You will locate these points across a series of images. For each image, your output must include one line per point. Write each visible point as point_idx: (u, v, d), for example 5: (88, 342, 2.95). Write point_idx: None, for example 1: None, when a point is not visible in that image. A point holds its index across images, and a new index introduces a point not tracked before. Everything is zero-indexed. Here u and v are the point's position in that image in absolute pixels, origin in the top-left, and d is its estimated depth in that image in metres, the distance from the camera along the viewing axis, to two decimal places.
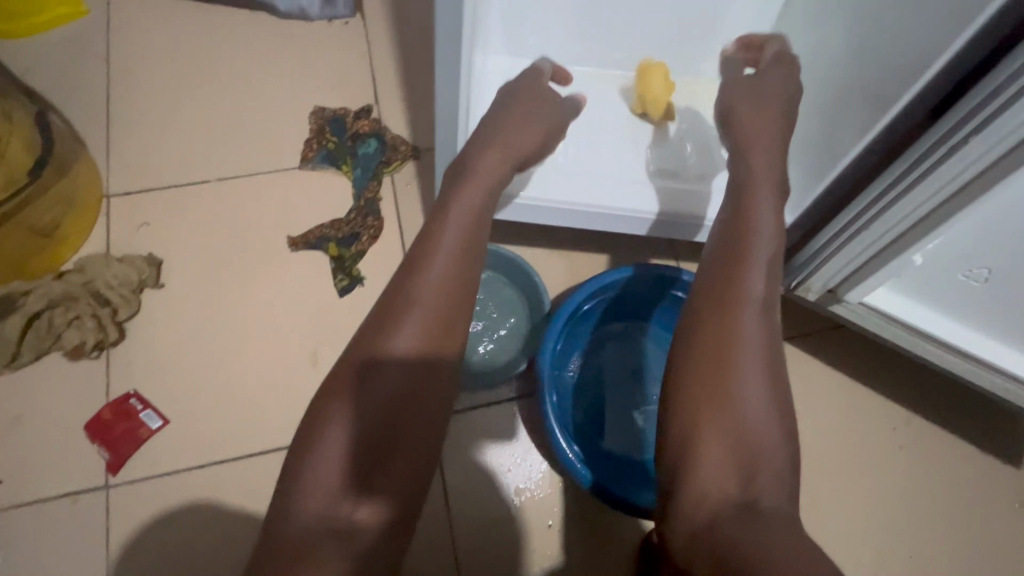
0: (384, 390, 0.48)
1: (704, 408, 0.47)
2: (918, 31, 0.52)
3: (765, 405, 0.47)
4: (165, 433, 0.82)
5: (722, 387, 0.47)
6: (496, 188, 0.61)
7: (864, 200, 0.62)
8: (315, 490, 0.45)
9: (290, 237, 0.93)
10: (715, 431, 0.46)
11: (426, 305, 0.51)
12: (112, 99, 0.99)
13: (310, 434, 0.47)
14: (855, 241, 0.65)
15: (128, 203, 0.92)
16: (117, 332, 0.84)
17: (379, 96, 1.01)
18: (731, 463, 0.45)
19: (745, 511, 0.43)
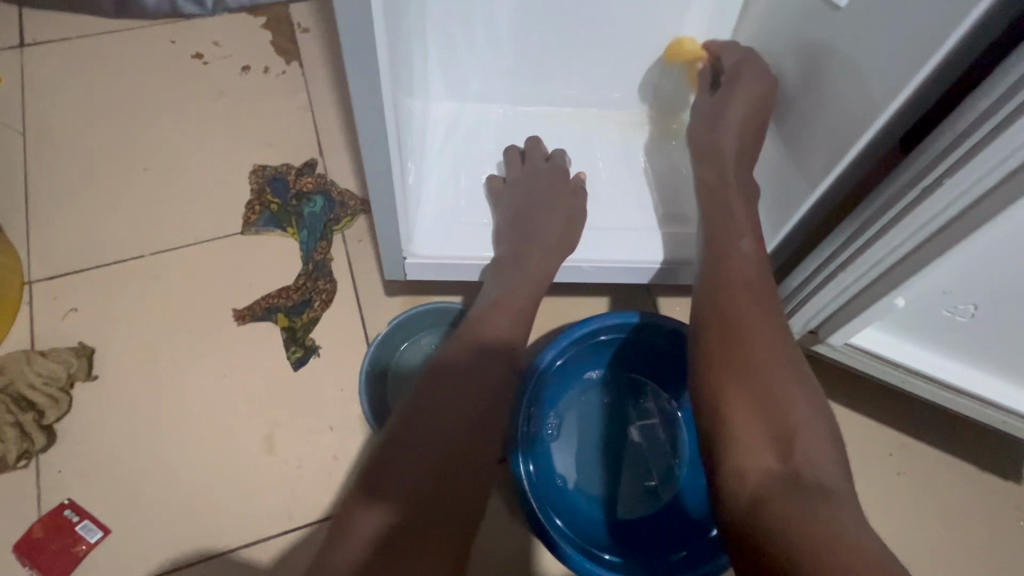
0: (432, 452, 0.51)
1: (733, 387, 0.47)
2: (883, 60, 0.50)
3: (791, 380, 0.47)
4: (106, 545, 0.74)
5: (746, 360, 0.48)
6: (525, 272, 0.66)
7: (840, 239, 0.59)
8: (363, 513, 0.48)
9: (235, 310, 0.86)
10: (745, 404, 0.46)
11: (469, 357, 0.58)
12: (34, 176, 0.92)
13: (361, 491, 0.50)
14: (833, 282, 0.61)
15: (55, 289, 0.85)
16: (45, 437, 0.77)
17: (323, 149, 0.96)
18: (766, 435, 0.44)
19: (790, 481, 0.41)
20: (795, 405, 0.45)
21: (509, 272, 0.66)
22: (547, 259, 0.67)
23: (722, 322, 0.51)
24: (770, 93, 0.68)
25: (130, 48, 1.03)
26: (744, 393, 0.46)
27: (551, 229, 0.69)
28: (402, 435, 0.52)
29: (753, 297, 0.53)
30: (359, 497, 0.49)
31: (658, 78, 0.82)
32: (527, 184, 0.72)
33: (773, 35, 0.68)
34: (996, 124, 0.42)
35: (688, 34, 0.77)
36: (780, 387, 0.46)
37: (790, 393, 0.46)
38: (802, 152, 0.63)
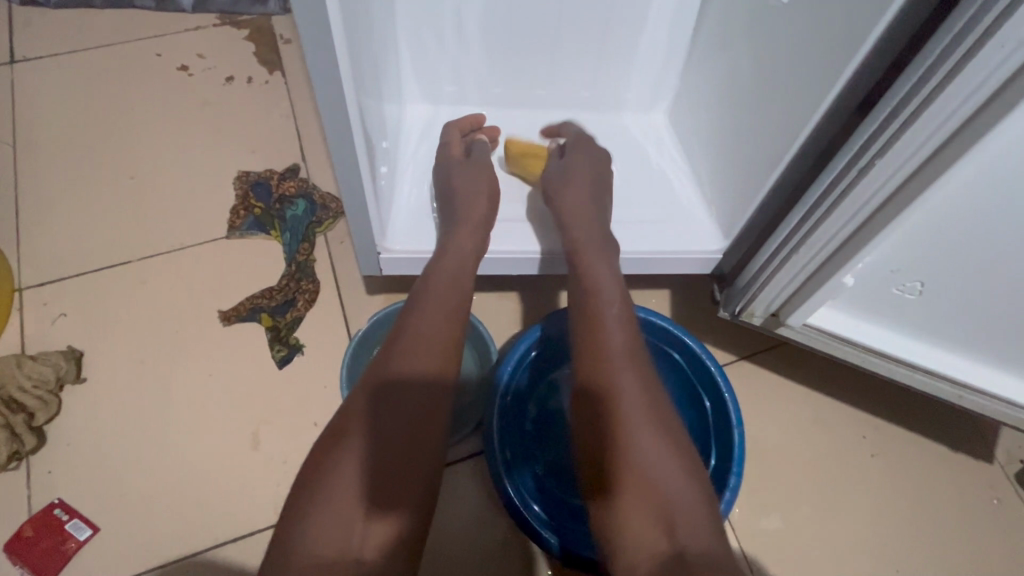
0: (399, 410, 0.52)
1: (618, 463, 0.48)
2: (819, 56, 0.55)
3: (668, 452, 0.48)
4: (96, 541, 0.75)
5: (619, 439, 0.49)
6: (456, 233, 0.67)
7: (793, 221, 0.61)
8: (342, 522, 0.46)
9: (221, 312, 0.88)
10: (628, 493, 0.47)
11: (425, 317, 0.58)
12: (23, 186, 0.94)
13: (330, 447, 0.50)
14: (786, 265, 0.64)
15: (46, 295, 0.87)
16: (35, 438, 0.78)
17: (306, 154, 0.99)
18: (651, 516, 0.45)
19: (673, 560, 0.43)
20: (672, 474, 0.47)
21: (438, 257, 0.65)
22: (474, 235, 0.67)
23: (599, 389, 0.52)
24: (731, 87, 0.71)
25: (118, 61, 1.06)
26: (626, 472, 0.47)
27: (477, 201, 0.69)
28: (372, 439, 0.50)
29: (626, 365, 0.53)
30: (332, 505, 0.47)
31: (625, 78, 0.85)
32: (460, 168, 0.73)
33: (730, 32, 0.71)
34: (919, 105, 0.45)
35: (650, 35, 0.81)
36: (654, 461, 0.47)
37: (661, 464, 0.47)
38: (760, 141, 0.66)
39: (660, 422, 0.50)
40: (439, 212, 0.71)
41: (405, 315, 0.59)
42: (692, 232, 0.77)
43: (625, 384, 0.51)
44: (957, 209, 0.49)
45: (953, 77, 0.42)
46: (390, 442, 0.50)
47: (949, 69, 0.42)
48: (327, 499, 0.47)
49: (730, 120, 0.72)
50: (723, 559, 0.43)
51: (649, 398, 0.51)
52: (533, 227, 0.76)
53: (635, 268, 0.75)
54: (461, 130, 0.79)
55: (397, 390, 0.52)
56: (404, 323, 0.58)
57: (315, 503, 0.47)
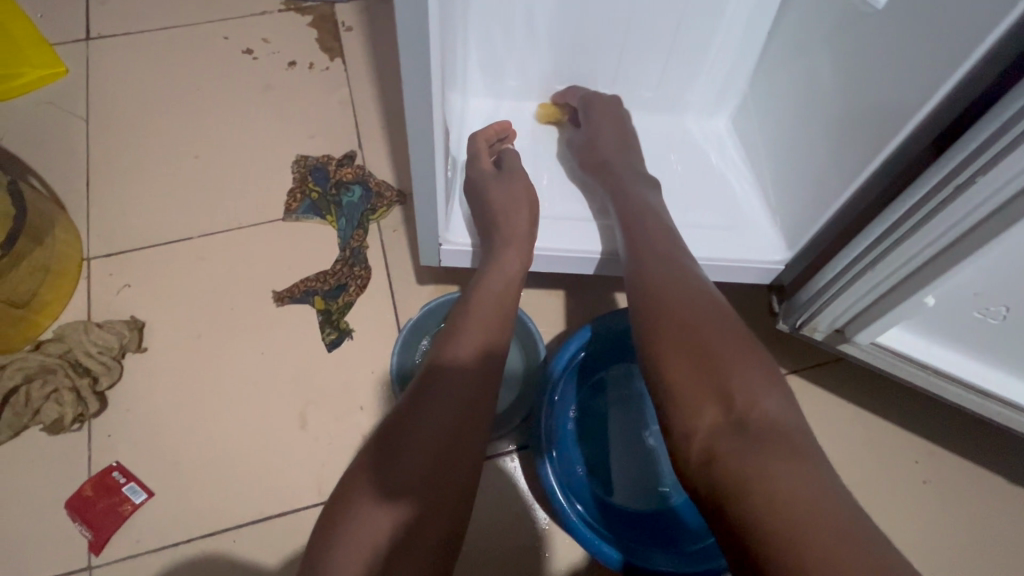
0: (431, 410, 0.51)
1: (671, 347, 0.49)
2: (912, 70, 0.53)
3: (718, 333, 0.49)
4: (150, 506, 0.78)
5: (672, 323, 0.50)
6: (500, 251, 0.65)
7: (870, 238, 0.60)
8: (378, 525, 0.46)
9: (275, 292, 0.90)
10: (681, 367, 0.47)
11: (466, 327, 0.58)
12: (94, 159, 0.98)
13: (368, 447, 0.51)
14: (857, 283, 0.63)
15: (112, 266, 0.90)
16: (98, 402, 0.81)
17: (362, 141, 1.00)
18: (704, 391, 0.46)
19: (736, 430, 0.43)
20: (725, 350, 0.47)
21: (485, 272, 0.64)
22: (520, 252, 0.66)
23: (648, 290, 0.54)
24: (805, 97, 0.70)
25: (186, 42, 1.09)
26: (679, 355, 0.48)
27: (517, 212, 0.67)
28: (402, 439, 0.50)
29: (671, 269, 0.55)
30: (371, 509, 0.47)
31: (692, 80, 0.84)
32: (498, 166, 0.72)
33: (807, 39, 0.69)
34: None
35: (722, 37, 0.79)
36: (710, 338, 0.48)
37: (716, 340, 0.48)
38: (835, 154, 0.65)
39: (711, 307, 0.51)
40: (474, 220, 0.70)
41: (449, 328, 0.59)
42: (753, 241, 0.75)
43: (677, 282, 0.54)
44: None
45: None
46: (420, 440, 0.50)
47: None
48: (353, 497, 0.48)
49: (803, 130, 0.71)
50: (788, 427, 0.44)
51: (698, 290, 0.53)
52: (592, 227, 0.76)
53: None
54: (487, 140, 0.76)
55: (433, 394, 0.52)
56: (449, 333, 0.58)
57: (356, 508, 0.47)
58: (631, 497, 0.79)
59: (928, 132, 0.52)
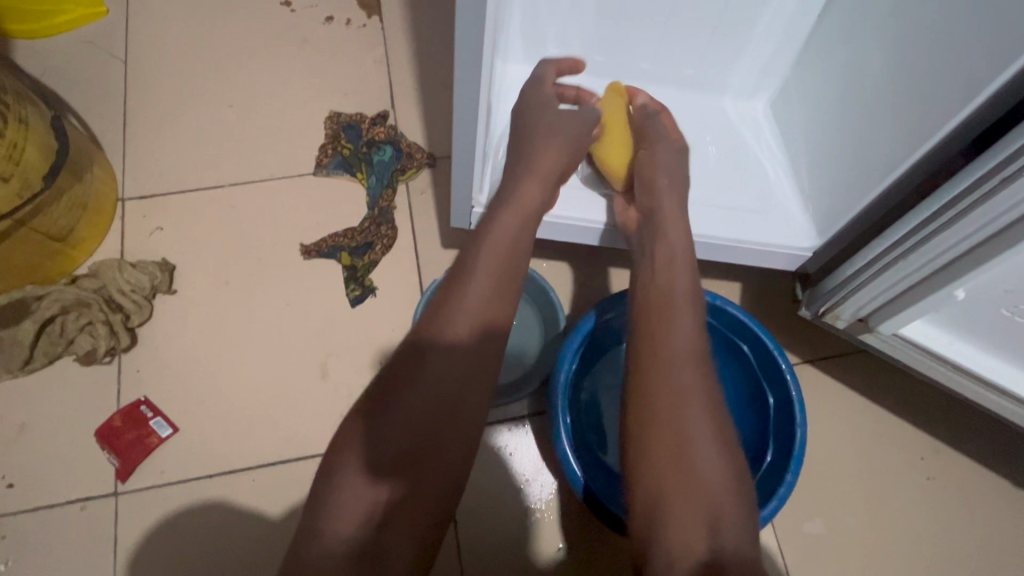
0: (422, 396, 0.50)
1: (670, 461, 0.49)
2: (968, 61, 0.52)
3: (715, 448, 0.49)
4: (175, 441, 0.82)
5: (675, 433, 0.50)
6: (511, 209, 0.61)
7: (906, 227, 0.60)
8: (369, 500, 0.47)
9: (302, 245, 0.91)
10: (673, 487, 0.48)
11: (468, 302, 0.53)
12: (132, 101, 0.99)
13: (361, 416, 0.50)
14: (887, 273, 0.63)
15: (145, 208, 0.92)
16: (129, 337, 0.84)
17: (396, 101, 1.00)
18: (693, 513, 0.46)
19: (714, 562, 0.44)
20: (715, 474, 0.48)
21: (490, 225, 0.59)
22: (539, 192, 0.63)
23: (661, 380, 0.52)
24: (853, 84, 0.69)
25: None
26: (674, 468, 0.48)
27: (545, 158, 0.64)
28: (390, 420, 0.49)
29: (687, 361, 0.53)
30: (361, 485, 0.47)
31: (735, 59, 0.82)
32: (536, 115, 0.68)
33: (860, 25, 0.68)
34: None
35: (770, 18, 0.78)
36: (703, 460, 0.48)
37: (707, 462, 0.48)
38: (879, 142, 0.64)
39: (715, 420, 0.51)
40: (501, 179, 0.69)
41: (449, 291, 0.55)
42: (784, 226, 0.75)
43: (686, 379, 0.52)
44: None
45: None
46: (412, 424, 0.49)
47: None
48: (343, 467, 0.48)
49: (845, 118, 0.70)
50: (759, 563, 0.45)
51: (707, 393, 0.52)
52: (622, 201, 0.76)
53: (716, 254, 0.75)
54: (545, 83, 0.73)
55: (428, 380, 0.50)
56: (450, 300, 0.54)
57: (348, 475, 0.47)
58: None
59: (978, 124, 0.51)
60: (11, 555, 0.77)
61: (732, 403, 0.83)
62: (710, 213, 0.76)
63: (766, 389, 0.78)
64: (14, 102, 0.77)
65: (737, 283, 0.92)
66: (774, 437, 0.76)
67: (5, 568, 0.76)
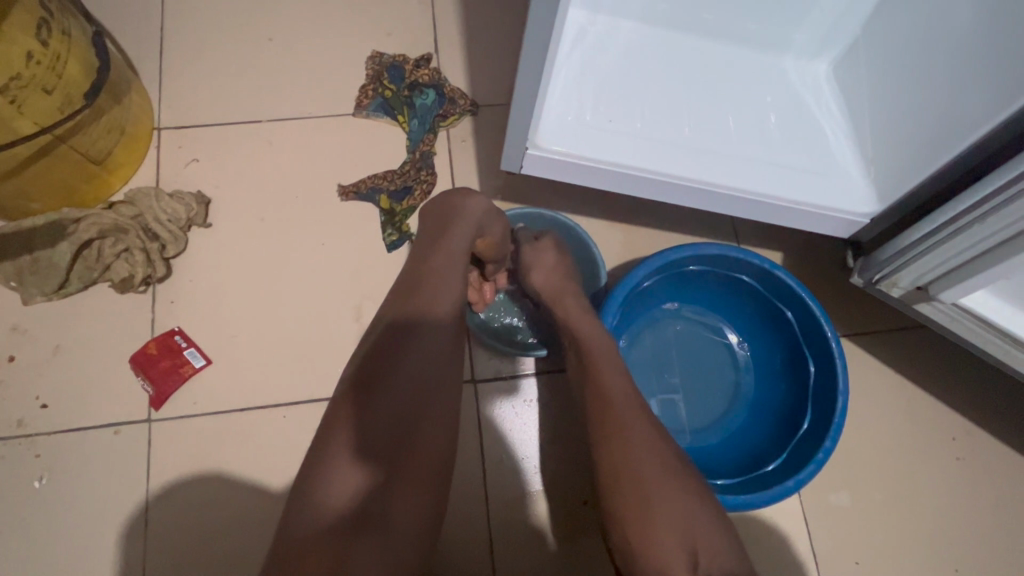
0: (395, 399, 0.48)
1: (641, 517, 0.50)
2: None
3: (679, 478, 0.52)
4: (208, 373, 0.82)
5: (636, 498, 0.51)
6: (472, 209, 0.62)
7: (1005, 177, 0.55)
8: (346, 485, 0.45)
9: (340, 186, 0.90)
10: (646, 519, 0.50)
11: (430, 289, 0.54)
12: (168, 28, 0.96)
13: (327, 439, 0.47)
14: (972, 230, 0.59)
15: (182, 138, 0.90)
16: (165, 268, 0.83)
17: (440, 45, 0.97)
18: (673, 542, 0.48)
19: None
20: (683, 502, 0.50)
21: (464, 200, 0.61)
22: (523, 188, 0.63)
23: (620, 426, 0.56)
24: (932, 43, 0.66)
25: None
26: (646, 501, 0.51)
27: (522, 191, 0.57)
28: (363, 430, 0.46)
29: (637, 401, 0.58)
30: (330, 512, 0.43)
31: (802, 14, 0.78)
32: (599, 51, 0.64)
33: None
34: None
35: None
36: (665, 491, 0.51)
37: (671, 491, 0.51)
38: (961, 102, 0.61)
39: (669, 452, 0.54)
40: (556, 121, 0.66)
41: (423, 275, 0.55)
42: (843, 191, 0.73)
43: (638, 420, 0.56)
44: None
45: None
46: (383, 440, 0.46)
47: None
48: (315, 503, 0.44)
49: (919, 79, 0.67)
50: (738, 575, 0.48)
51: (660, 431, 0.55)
52: (681, 152, 0.72)
53: (767, 216, 0.73)
54: None
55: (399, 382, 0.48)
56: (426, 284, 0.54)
57: (335, 460, 0.45)
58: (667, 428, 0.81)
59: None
60: (46, 472, 0.78)
61: (768, 371, 0.83)
62: (767, 171, 0.72)
63: (807, 359, 0.76)
64: (57, 11, 0.73)
65: (780, 252, 0.90)
66: (812, 406, 0.75)
67: (39, 485, 0.77)
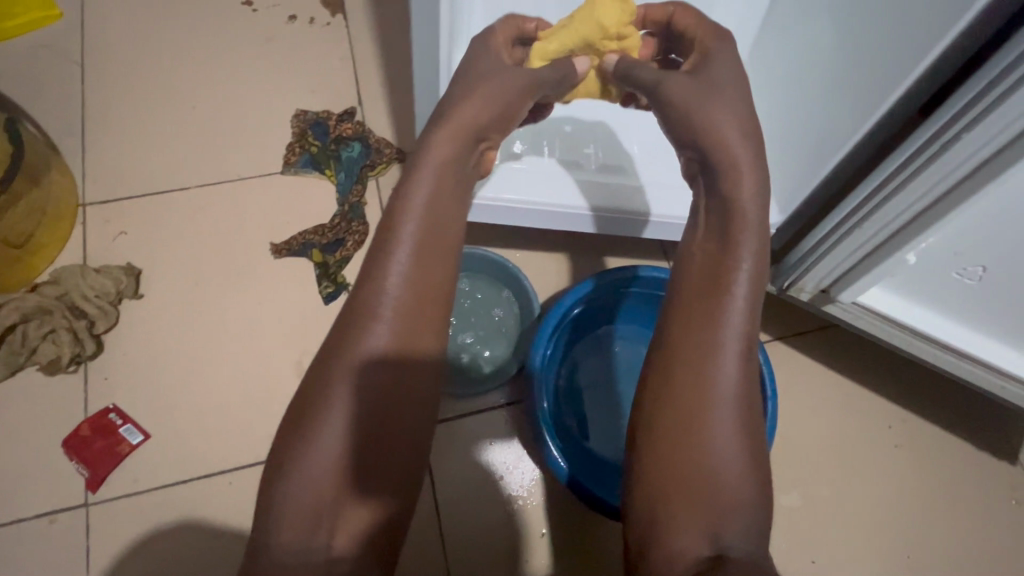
0: (355, 410, 0.44)
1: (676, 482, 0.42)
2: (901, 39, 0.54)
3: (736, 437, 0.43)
4: (146, 447, 0.80)
5: (678, 463, 0.43)
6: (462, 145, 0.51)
7: (871, 184, 0.60)
8: (303, 506, 0.42)
9: (273, 245, 0.90)
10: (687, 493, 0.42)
11: (390, 286, 0.46)
12: (89, 105, 0.96)
13: (282, 463, 0.44)
14: (860, 231, 0.63)
15: (107, 213, 0.90)
16: (94, 344, 0.82)
17: (363, 98, 1.00)
18: (699, 518, 0.41)
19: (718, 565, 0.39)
20: (729, 465, 0.42)
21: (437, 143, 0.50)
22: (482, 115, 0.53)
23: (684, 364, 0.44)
24: (802, 64, 0.72)
25: None
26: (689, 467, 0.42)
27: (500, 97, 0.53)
28: (320, 445, 0.43)
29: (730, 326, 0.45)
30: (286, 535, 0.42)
31: None
32: None
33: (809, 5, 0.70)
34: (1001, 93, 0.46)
35: None
36: (716, 453, 0.42)
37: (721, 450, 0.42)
38: (827, 120, 0.66)
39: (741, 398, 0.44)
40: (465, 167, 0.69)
41: (378, 261, 0.47)
42: None
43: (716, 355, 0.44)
44: None
45: None
46: (344, 460, 0.43)
47: None
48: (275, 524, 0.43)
49: (796, 98, 0.72)
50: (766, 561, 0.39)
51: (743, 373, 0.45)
52: (592, 183, 0.75)
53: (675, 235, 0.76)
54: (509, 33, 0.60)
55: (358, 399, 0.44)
56: (374, 279, 0.46)
57: (290, 482, 0.43)
58: (613, 449, 0.83)
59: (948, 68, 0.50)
60: None
61: None
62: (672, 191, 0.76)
63: None
64: None
65: None
66: None
67: None
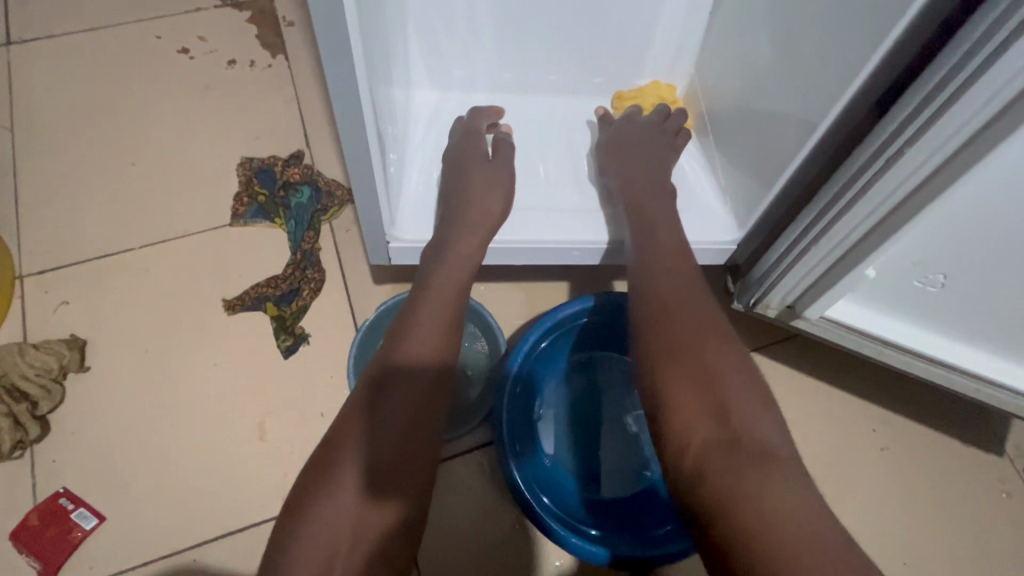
0: (400, 404, 0.52)
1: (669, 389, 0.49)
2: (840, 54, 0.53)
3: (722, 351, 0.50)
4: (102, 531, 0.75)
5: (673, 376, 0.49)
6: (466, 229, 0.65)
7: (823, 201, 0.58)
8: (349, 497, 0.47)
9: (225, 301, 0.87)
10: (683, 386, 0.48)
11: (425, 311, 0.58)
12: (22, 171, 0.92)
13: (327, 462, 0.49)
14: (817, 245, 0.61)
15: (47, 283, 0.86)
16: (38, 427, 0.77)
17: (310, 140, 0.97)
18: (700, 406, 0.47)
19: (729, 444, 0.44)
20: (727, 367, 0.49)
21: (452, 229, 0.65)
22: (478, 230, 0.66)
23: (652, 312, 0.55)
24: (748, 72, 0.70)
25: (117, 42, 1.03)
26: (674, 373, 0.49)
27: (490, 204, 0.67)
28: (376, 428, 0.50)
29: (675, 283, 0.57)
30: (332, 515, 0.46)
31: (637, 63, 0.83)
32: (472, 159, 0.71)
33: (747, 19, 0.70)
34: (937, 109, 0.44)
35: (666, 15, 0.78)
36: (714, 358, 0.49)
37: (713, 354, 0.50)
38: (775, 136, 0.65)
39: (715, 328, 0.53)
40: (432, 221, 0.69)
41: (413, 303, 0.59)
42: (706, 224, 0.75)
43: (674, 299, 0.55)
44: (985, 204, 0.48)
45: (977, 76, 0.41)
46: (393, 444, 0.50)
47: (973, 71, 0.41)
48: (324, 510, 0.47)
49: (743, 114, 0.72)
50: (779, 443, 0.44)
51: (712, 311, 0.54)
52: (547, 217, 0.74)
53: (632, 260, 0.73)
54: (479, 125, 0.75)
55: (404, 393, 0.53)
56: (414, 313, 0.58)
57: (330, 484, 0.48)
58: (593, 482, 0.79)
59: (886, 78, 0.49)
60: None
61: None
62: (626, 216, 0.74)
63: None
64: None
65: None
66: None
67: None
